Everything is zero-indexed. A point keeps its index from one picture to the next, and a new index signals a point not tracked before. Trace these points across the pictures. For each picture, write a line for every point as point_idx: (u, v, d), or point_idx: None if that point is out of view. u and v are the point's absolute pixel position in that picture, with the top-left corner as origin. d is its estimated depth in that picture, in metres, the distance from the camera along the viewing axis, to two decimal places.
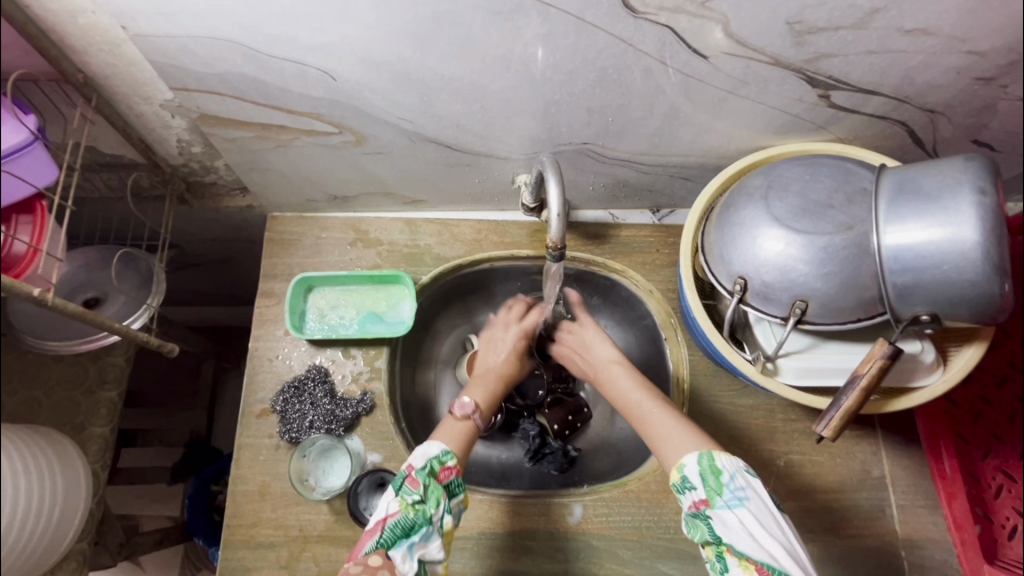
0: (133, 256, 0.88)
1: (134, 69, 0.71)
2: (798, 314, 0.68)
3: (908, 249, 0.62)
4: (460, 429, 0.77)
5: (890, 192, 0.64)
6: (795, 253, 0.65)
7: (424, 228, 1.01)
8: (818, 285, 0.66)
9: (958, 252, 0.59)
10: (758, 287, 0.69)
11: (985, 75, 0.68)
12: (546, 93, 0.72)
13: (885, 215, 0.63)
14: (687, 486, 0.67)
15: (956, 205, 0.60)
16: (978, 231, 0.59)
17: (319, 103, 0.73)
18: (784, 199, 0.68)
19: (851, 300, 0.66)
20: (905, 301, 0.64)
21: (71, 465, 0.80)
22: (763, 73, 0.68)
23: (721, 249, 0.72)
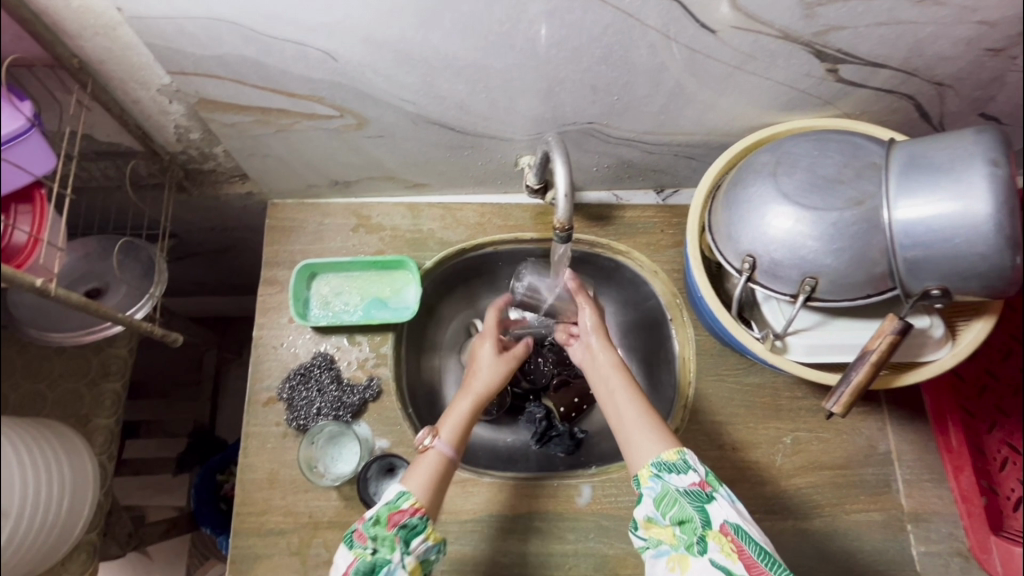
0: (133, 245, 0.88)
1: (130, 53, 0.70)
2: (807, 291, 0.68)
3: (919, 223, 0.61)
4: (428, 467, 0.71)
5: (900, 166, 0.64)
6: (804, 229, 0.65)
7: (427, 212, 1.00)
8: (828, 262, 0.65)
9: (971, 225, 0.59)
10: (766, 264, 0.69)
11: (995, 46, 0.67)
12: (551, 71, 0.71)
13: (895, 190, 0.63)
14: (688, 467, 0.65)
15: (968, 177, 0.60)
16: (990, 203, 0.58)
17: (319, 85, 0.72)
18: (793, 175, 0.67)
19: (862, 276, 0.66)
20: (915, 276, 0.64)
21: (79, 458, 0.80)
22: (771, 48, 0.67)
23: (729, 227, 0.72)
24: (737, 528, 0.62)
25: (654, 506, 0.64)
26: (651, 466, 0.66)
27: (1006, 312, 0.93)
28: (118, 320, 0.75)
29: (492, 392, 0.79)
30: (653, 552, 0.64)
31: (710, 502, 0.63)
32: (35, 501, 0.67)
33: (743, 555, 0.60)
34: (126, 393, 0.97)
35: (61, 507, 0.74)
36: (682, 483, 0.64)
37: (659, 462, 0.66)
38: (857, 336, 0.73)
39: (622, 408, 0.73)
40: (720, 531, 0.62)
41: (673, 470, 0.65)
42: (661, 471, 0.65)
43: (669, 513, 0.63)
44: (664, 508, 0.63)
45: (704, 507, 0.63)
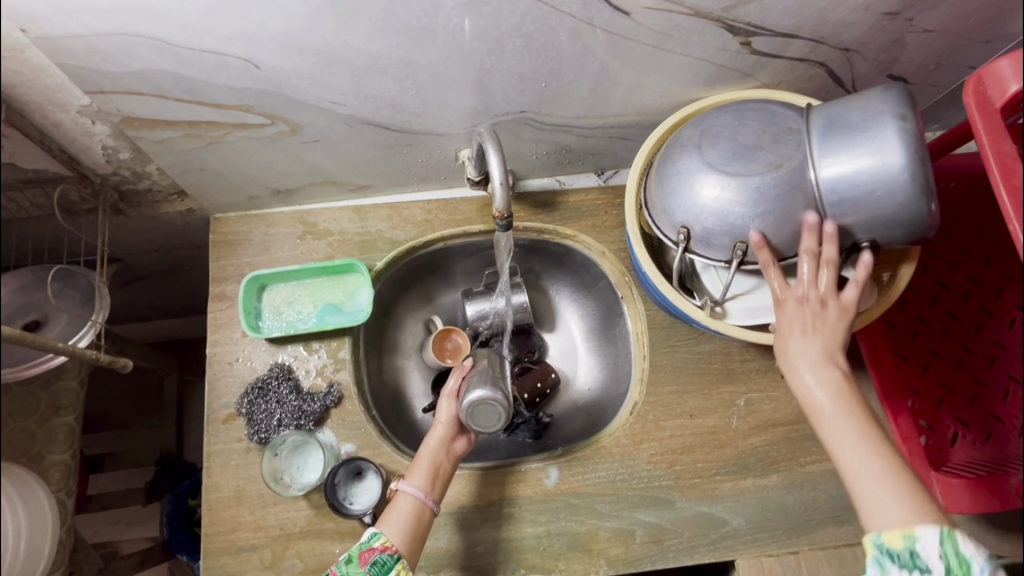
0: (71, 271, 0.84)
1: (43, 75, 0.68)
2: (739, 256, 0.71)
3: (842, 180, 0.65)
4: (406, 520, 0.74)
5: (819, 129, 0.67)
6: (732, 197, 0.68)
7: (374, 214, 1.00)
8: (756, 226, 0.69)
9: (891, 178, 0.63)
10: (700, 233, 0.72)
11: (891, 10, 0.71)
12: (476, 63, 0.72)
13: (816, 150, 0.66)
14: (917, 565, 0.53)
15: (881, 133, 0.63)
16: (904, 156, 0.62)
17: (245, 94, 0.71)
18: (718, 145, 0.70)
19: (789, 236, 0.69)
20: (845, 231, 0.68)
21: (33, 495, 0.78)
22: (684, 25, 0.70)
23: (662, 201, 0.75)
24: None
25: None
26: (870, 543, 0.56)
27: (928, 260, 0.97)
28: (61, 350, 0.76)
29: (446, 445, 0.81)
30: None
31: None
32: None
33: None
34: (77, 426, 0.96)
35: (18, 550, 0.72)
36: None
37: (880, 543, 0.55)
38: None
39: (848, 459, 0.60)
40: None
41: (897, 562, 0.54)
42: (882, 560, 0.54)
43: None
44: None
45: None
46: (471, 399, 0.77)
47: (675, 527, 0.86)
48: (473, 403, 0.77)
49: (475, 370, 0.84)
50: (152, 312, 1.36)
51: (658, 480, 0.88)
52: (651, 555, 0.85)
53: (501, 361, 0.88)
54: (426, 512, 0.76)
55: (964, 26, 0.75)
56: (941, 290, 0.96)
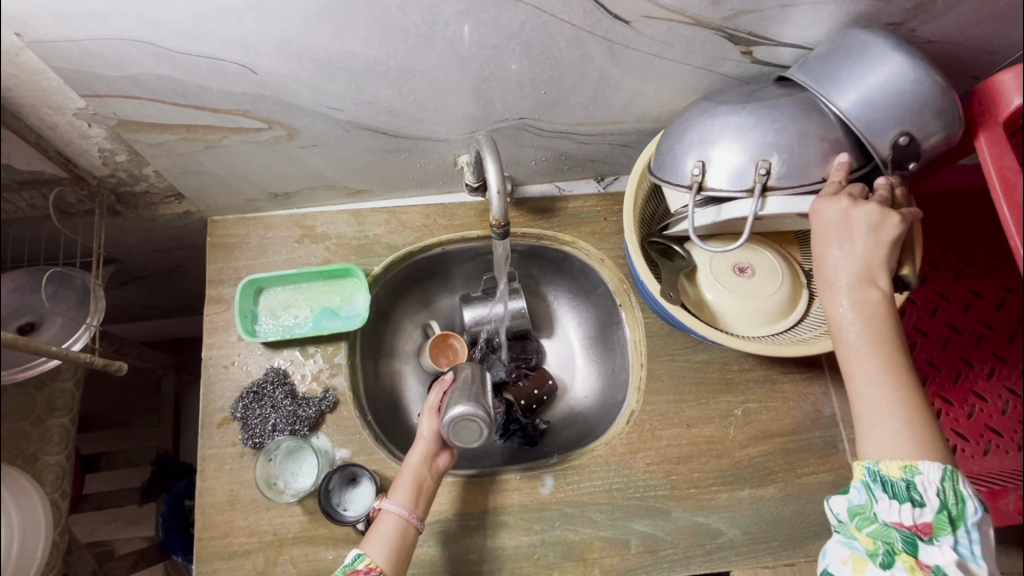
0: (65, 275, 0.84)
1: (39, 78, 0.68)
2: (763, 175, 0.68)
3: (844, 87, 0.68)
4: (390, 538, 0.74)
5: (796, 71, 0.73)
6: (744, 121, 0.70)
7: (372, 218, 1.00)
8: (776, 141, 0.68)
9: (884, 62, 0.66)
10: (717, 164, 0.71)
11: (894, 21, 0.71)
12: (475, 70, 0.72)
13: (805, 78, 0.71)
14: (911, 495, 0.57)
15: (858, 40, 0.68)
16: (884, 43, 0.67)
17: (242, 99, 0.71)
18: (721, 96, 0.75)
19: (812, 150, 0.69)
20: (876, 129, 0.67)
21: (27, 499, 0.78)
22: (685, 34, 0.69)
23: (671, 155, 0.75)
24: (940, 570, 0.56)
25: (850, 514, 0.61)
26: (865, 470, 0.59)
27: (929, 270, 0.96)
28: (55, 353, 0.75)
29: (427, 458, 0.80)
30: (842, 537, 0.63)
31: (925, 542, 0.57)
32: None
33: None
34: (73, 428, 0.96)
35: (11, 553, 0.72)
36: (885, 515, 0.58)
37: (876, 470, 0.58)
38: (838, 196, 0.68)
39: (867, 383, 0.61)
40: (918, 563, 0.57)
41: (892, 488, 0.58)
42: (873, 484, 0.58)
43: (865, 527, 0.60)
44: (859, 519, 0.61)
45: (914, 543, 0.58)
46: (451, 415, 0.77)
47: (670, 538, 0.86)
48: (454, 420, 0.77)
49: (456, 384, 0.83)
50: (151, 313, 1.36)
51: (654, 490, 0.88)
52: (646, 566, 0.85)
53: (481, 370, 0.86)
54: (410, 530, 0.75)
55: (968, 36, 0.75)
56: (942, 302, 0.95)
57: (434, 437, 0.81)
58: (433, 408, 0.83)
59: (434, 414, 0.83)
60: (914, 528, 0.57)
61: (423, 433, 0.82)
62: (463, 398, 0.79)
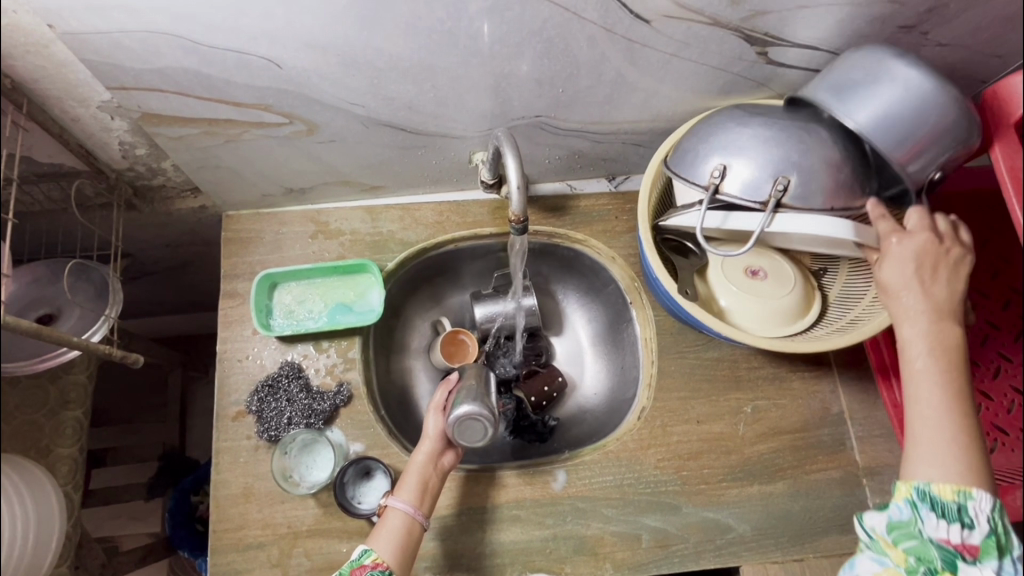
0: (84, 267, 0.85)
1: (66, 70, 0.69)
2: (781, 190, 0.71)
3: (888, 125, 0.69)
4: (397, 535, 0.74)
5: (829, 98, 0.72)
6: (773, 134, 0.72)
7: (385, 214, 1.01)
8: (798, 160, 0.71)
9: (926, 98, 0.67)
10: (737, 170, 0.73)
11: (907, 24, 0.72)
12: (495, 67, 0.73)
13: (841, 108, 0.71)
14: (962, 519, 0.61)
15: (886, 66, 0.68)
16: (924, 74, 0.67)
17: (265, 93, 0.72)
18: (752, 108, 0.77)
19: (826, 176, 0.72)
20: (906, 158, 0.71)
21: (42, 489, 0.79)
22: (703, 34, 0.71)
23: (695, 152, 0.77)
24: None
25: (890, 527, 0.64)
26: (913, 489, 0.63)
27: None
28: (75, 344, 0.75)
29: (433, 457, 0.81)
30: (872, 555, 0.66)
31: (966, 563, 0.61)
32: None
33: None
34: (85, 422, 0.95)
35: (26, 540, 0.72)
36: (933, 531, 0.62)
37: (927, 490, 0.62)
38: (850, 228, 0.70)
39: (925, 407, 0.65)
40: None
41: (944, 512, 0.61)
42: (922, 503, 0.62)
43: (905, 542, 0.63)
44: (899, 534, 0.64)
45: (954, 562, 0.61)
46: (456, 412, 0.78)
47: (680, 533, 0.86)
48: (460, 416, 0.78)
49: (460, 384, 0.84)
50: (159, 308, 1.36)
51: (665, 485, 0.88)
52: (656, 560, 0.85)
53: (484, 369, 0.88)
54: (417, 527, 0.76)
55: (978, 40, 0.76)
56: None
57: (440, 436, 0.82)
58: (440, 407, 0.84)
59: (439, 413, 0.83)
60: (960, 548, 0.61)
61: (428, 432, 0.82)
62: (468, 396, 0.80)
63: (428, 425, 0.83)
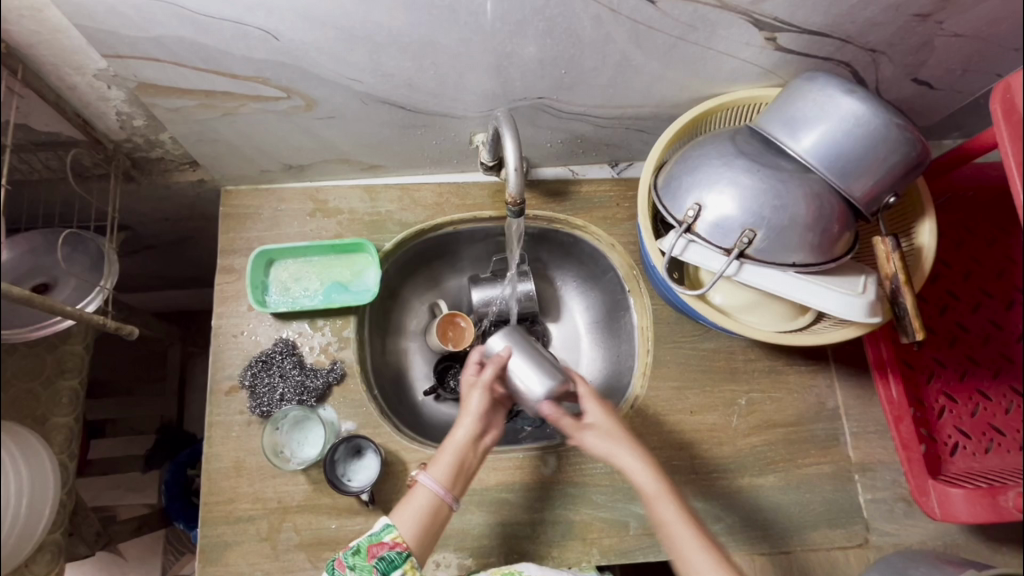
0: (80, 237, 0.86)
1: (61, 36, 0.68)
2: (745, 243, 0.69)
3: (848, 164, 0.68)
4: (423, 513, 0.74)
5: (785, 137, 0.71)
6: (752, 183, 0.69)
7: (384, 194, 1.00)
8: (770, 214, 0.69)
9: (884, 138, 0.66)
10: (712, 211, 0.71)
11: (922, 12, 0.70)
12: (497, 46, 0.71)
13: (799, 147, 0.70)
14: None
15: (830, 95, 0.68)
16: (883, 114, 0.66)
17: (263, 66, 0.71)
18: (746, 143, 0.73)
19: (798, 234, 0.70)
20: (857, 189, 0.70)
21: (37, 457, 0.79)
22: (710, 17, 0.69)
23: (678, 181, 0.75)
24: None
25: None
26: None
27: (940, 268, 0.96)
28: (69, 314, 0.75)
29: (475, 436, 0.78)
30: None
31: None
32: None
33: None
34: (84, 391, 0.95)
35: (21, 507, 0.72)
36: None
37: None
38: (822, 294, 0.71)
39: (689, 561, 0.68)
40: None
41: None
42: None
43: None
44: None
45: None
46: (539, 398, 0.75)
47: None
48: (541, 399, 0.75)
49: (518, 360, 0.77)
50: (158, 282, 1.36)
51: None
52: (643, 547, 0.86)
53: (523, 333, 0.81)
54: (444, 507, 0.75)
55: (993, 31, 0.74)
56: (952, 299, 0.95)
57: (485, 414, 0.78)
58: (489, 383, 0.78)
59: (489, 393, 0.78)
60: None
61: (473, 411, 0.77)
62: (545, 372, 0.76)
63: (473, 404, 0.78)
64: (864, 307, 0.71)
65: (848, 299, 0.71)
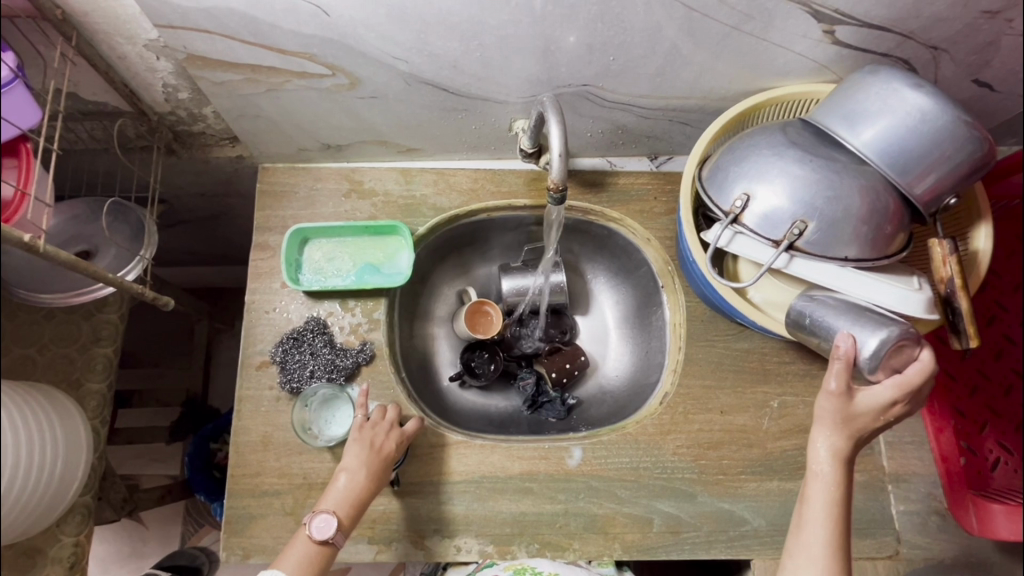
0: (122, 207, 0.87)
1: (115, 4, 0.68)
2: (796, 235, 0.67)
3: (910, 161, 0.66)
4: (309, 560, 0.70)
5: (843, 131, 0.69)
6: (805, 174, 0.67)
7: (420, 177, 0.99)
8: (822, 206, 0.67)
9: (950, 134, 0.64)
10: (761, 203, 0.69)
11: (991, 9, 0.68)
12: (546, 29, 0.70)
13: (857, 141, 0.68)
14: None
15: (895, 88, 0.66)
16: (951, 110, 0.64)
17: (310, 41, 0.71)
18: (798, 134, 0.71)
19: (850, 228, 0.68)
20: (918, 187, 0.67)
21: (74, 421, 0.80)
22: (769, 6, 0.67)
23: (726, 172, 0.73)
24: None
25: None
26: None
27: (990, 278, 0.99)
28: (111, 282, 0.74)
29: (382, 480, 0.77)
30: None
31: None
32: (12, 463, 0.65)
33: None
34: (119, 359, 0.94)
35: (54, 469, 0.73)
36: None
37: None
38: (878, 288, 0.70)
39: (811, 534, 0.66)
40: None
41: None
42: None
43: None
44: None
45: None
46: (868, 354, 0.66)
47: (693, 521, 0.85)
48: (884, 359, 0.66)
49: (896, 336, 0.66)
50: (190, 257, 1.38)
51: (681, 473, 0.87)
52: (666, 545, 0.85)
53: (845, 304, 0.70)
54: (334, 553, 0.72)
55: None
56: (1000, 310, 0.97)
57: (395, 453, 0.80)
58: (363, 424, 0.80)
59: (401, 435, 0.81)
60: None
61: (382, 451, 0.78)
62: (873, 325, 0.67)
63: (381, 444, 0.79)
64: (920, 302, 0.70)
65: (903, 293, 0.69)
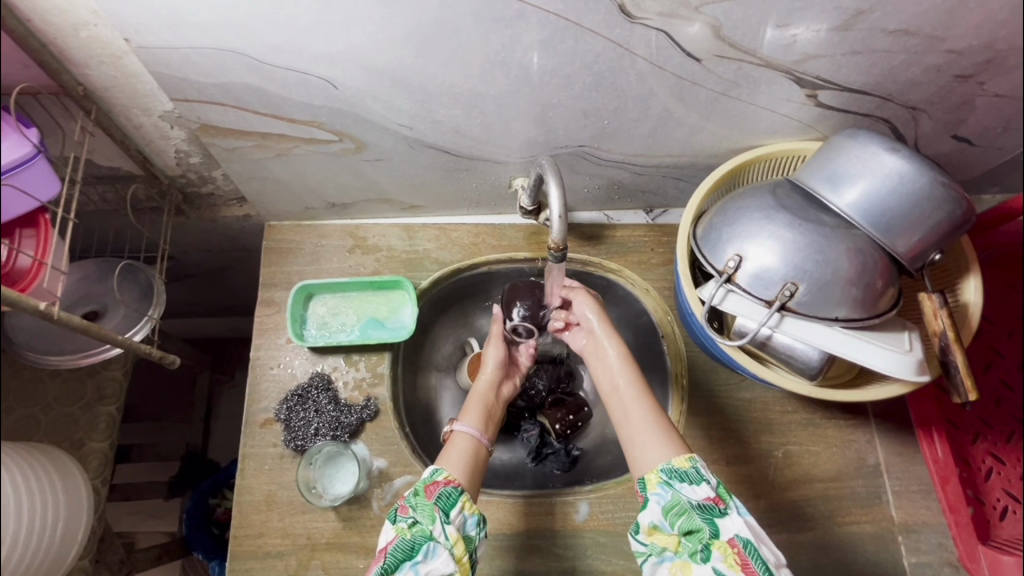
0: (133, 269, 0.90)
1: (135, 81, 0.72)
2: (787, 297, 0.69)
3: (892, 222, 0.69)
4: (463, 455, 0.76)
5: (827, 193, 0.72)
6: (794, 237, 0.70)
7: (422, 233, 1.02)
8: (812, 268, 0.69)
9: (929, 196, 0.67)
10: (753, 263, 0.71)
11: (964, 73, 0.71)
12: (543, 97, 0.74)
13: (841, 203, 0.71)
14: (701, 478, 0.66)
15: (873, 154, 0.69)
16: (928, 174, 0.67)
17: (319, 111, 0.74)
18: (787, 195, 0.74)
19: (840, 289, 0.70)
20: (901, 246, 0.70)
21: (75, 485, 0.79)
22: (754, 75, 0.71)
23: (719, 232, 0.75)
24: (746, 543, 0.62)
25: (662, 514, 0.65)
26: (661, 476, 0.67)
27: (984, 325, 1.02)
28: (120, 343, 0.75)
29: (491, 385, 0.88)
30: (656, 557, 0.65)
31: (722, 516, 0.64)
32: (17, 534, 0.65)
33: (746, 569, 0.60)
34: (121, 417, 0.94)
35: (55, 533, 0.73)
36: (695, 496, 0.65)
37: (669, 468, 0.67)
38: (871, 350, 0.70)
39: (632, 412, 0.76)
40: (727, 543, 0.62)
41: (686, 479, 0.66)
42: (674, 482, 0.66)
43: (677, 523, 0.64)
44: (671, 517, 0.65)
45: (714, 520, 0.64)
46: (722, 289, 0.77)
47: None
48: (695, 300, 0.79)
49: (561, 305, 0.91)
50: (193, 310, 1.39)
51: None
52: None
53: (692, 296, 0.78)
54: (483, 455, 0.78)
55: None
56: (997, 357, 1.00)
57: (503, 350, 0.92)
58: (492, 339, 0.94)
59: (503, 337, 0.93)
60: (712, 501, 0.65)
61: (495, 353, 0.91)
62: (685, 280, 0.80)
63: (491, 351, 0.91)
64: (911, 364, 0.70)
65: (894, 355, 0.70)
